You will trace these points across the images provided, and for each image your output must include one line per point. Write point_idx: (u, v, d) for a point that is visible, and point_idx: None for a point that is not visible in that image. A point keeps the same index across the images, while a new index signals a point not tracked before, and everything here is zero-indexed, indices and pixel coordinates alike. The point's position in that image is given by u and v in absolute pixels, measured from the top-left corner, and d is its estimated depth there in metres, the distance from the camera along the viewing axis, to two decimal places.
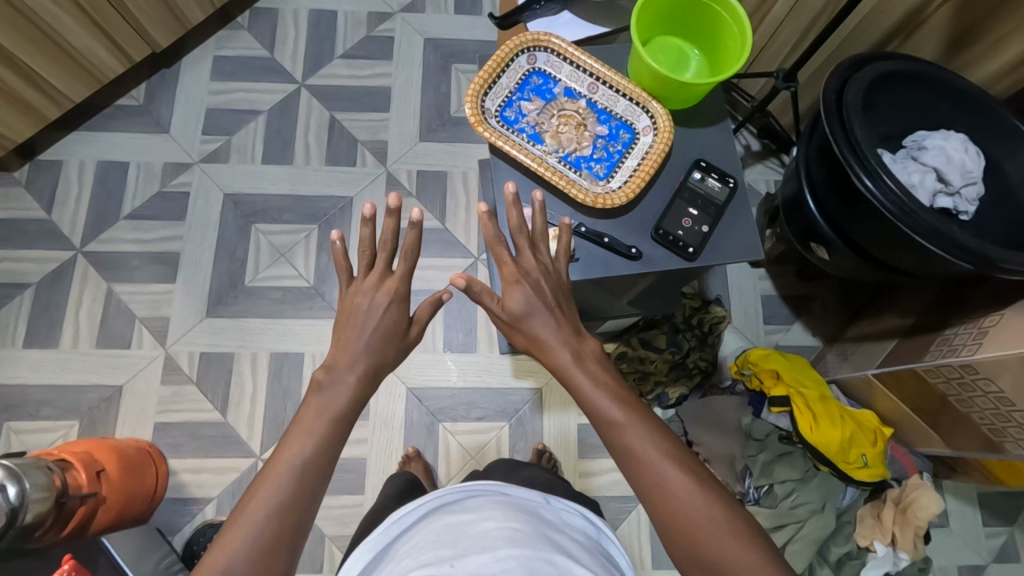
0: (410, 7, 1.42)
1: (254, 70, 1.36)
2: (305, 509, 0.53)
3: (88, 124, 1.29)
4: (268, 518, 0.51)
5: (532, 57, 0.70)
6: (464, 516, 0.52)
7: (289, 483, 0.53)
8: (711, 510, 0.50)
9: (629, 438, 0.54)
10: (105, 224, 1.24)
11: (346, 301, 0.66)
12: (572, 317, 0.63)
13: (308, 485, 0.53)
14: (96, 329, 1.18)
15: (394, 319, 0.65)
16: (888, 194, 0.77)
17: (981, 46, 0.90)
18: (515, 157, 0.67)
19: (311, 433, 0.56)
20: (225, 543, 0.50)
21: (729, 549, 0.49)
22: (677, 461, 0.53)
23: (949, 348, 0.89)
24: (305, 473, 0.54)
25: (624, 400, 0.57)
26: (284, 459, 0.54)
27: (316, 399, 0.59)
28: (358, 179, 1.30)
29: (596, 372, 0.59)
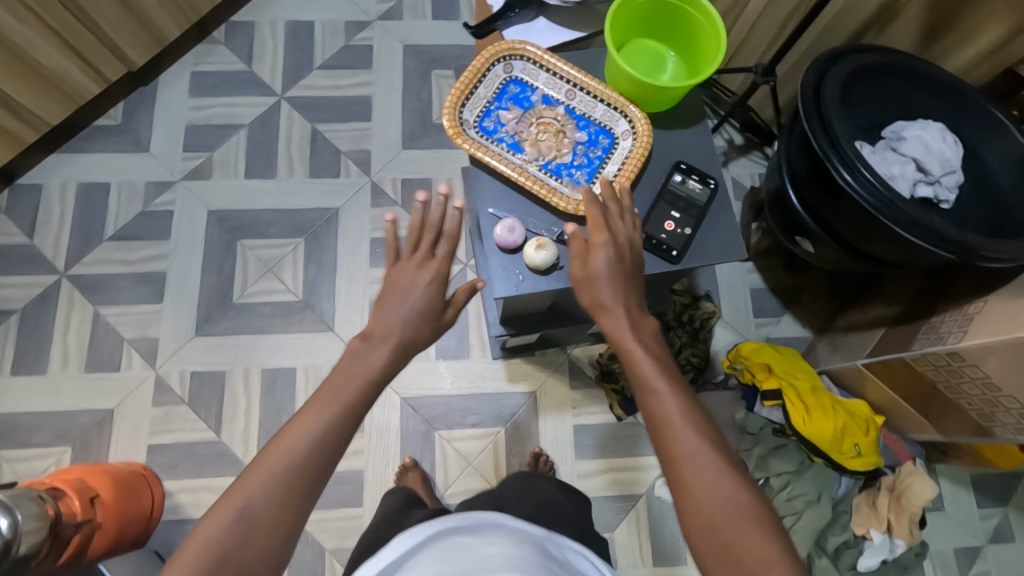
0: (387, 14, 1.41)
1: (233, 84, 1.35)
2: (322, 467, 0.53)
3: (67, 146, 1.28)
4: (285, 472, 0.51)
5: (508, 66, 0.71)
6: (472, 538, 0.52)
7: (311, 441, 0.53)
8: (735, 494, 0.50)
9: (672, 407, 0.53)
10: (89, 246, 1.23)
11: (390, 276, 0.66)
12: (637, 291, 0.61)
13: (331, 442, 0.53)
14: (84, 352, 1.17)
15: (433, 297, 0.65)
16: (867, 186, 0.78)
17: (957, 34, 0.90)
18: (494, 167, 0.67)
19: (338, 395, 0.56)
20: (241, 487, 0.50)
21: (749, 537, 0.48)
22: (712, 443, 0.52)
23: (936, 336, 0.90)
24: (330, 432, 0.54)
25: (673, 374, 0.56)
26: (308, 416, 0.54)
27: (352, 364, 0.59)
28: (343, 190, 1.30)
29: (651, 345, 0.58)
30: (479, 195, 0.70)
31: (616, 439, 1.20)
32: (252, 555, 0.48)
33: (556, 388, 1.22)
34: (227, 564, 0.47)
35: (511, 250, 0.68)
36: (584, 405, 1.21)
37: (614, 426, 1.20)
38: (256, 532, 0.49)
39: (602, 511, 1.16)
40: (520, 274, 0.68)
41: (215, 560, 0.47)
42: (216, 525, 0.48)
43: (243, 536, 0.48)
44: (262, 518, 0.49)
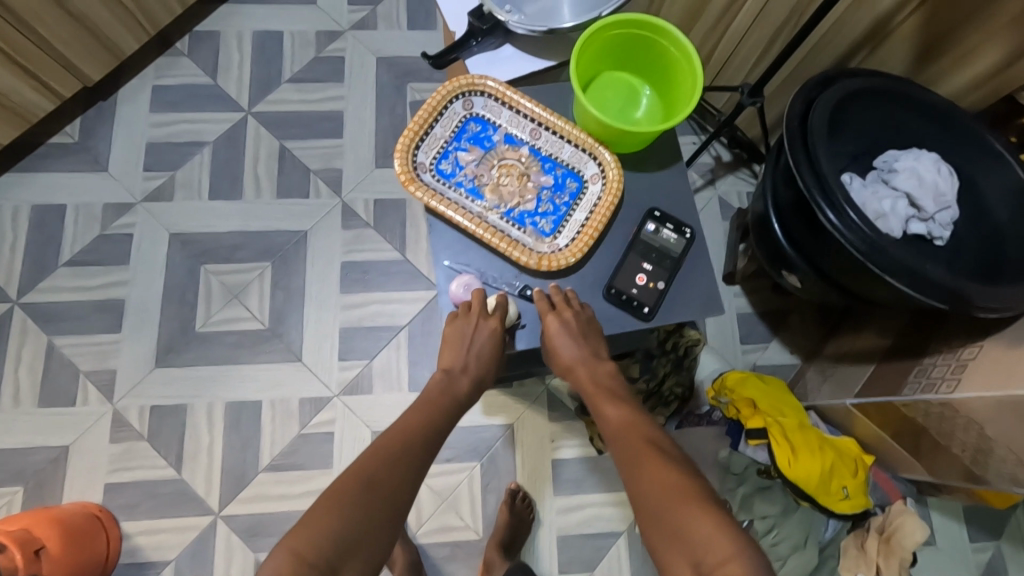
0: (360, 24, 1.35)
1: (196, 99, 1.28)
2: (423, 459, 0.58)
3: (21, 166, 1.22)
4: (399, 453, 0.56)
5: (467, 103, 0.66)
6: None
7: (413, 439, 0.58)
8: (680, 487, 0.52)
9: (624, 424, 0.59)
10: (44, 273, 1.17)
11: (450, 326, 0.65)
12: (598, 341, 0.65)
13: (432, 444, 0.59)
14: (39, 386, 1.12)
15: (495, 346, 0.65)
16: (854, 228, 0.72)
17: (952, 57, 0.85)
18: (452, 220, 0.63)
19: (432, 407, 0.62)
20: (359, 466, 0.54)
21: (687, 513, 0.50)
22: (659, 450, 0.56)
23: (928, 382, 0.85)
24: (430, 435, 0.59)
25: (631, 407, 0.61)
26: (411, 419, 0.60)
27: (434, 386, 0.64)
28: (312, 212, 1.24)
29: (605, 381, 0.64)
30: (437, 242, 0.67)
31: (597, 473, 1.15)
32: (377, 520, 0.51)
33: (535, 420, 1.17)
34: (357, 525, 0.50)
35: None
36: (563, 438, 1.16)
37: (594, 459, 1.16)
38: (377, 498, 0.52)
39: (581, 550, 1.12)
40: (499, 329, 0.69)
41: (344, 517, 0.50)
42: (345, 486, 0.52)
43: (366, 496, 0.52)
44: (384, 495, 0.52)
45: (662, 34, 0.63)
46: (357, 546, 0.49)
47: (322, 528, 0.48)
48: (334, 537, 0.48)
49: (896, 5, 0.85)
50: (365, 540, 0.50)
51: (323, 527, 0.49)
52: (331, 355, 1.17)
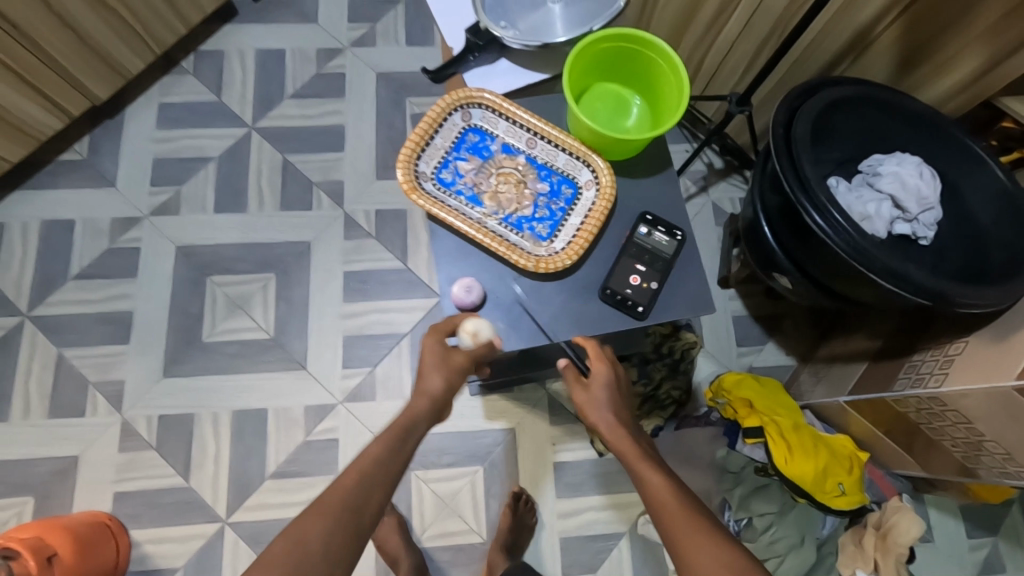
0: (360, 41, 1.38)
1: (201, 115, 1.32)
2: (379, 504, 0.53)
3: (30, 184, 1.25)
4: (342, 510, 0.51)
5: (466, 114, 0.69)
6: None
7: (361, 490, 0.53)
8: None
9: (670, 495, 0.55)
10: (52, 287, 1.20)
11: (430, 339, 0.64)
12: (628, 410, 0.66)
13: (381, 495, 0.53)
14: (47, 398, 1.14)
15: (438, 349, 0.64)
16: (839, 230, 0.75)
17: (930, 66, 0.88)
18: (453, 227, 0.65)
19: (385, 448, 0.56)
20: (307, 520, 0.49)
21: None
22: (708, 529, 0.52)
23: (917, 377, 0.87)
24: (380, 481, 0.54)
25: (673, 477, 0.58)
26: (361, 464, 0.54)
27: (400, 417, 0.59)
28: (315, 223, 1.27)
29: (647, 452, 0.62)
30: (439, 247, 0.70)
31: (597, 476, 1.17)
32: None
33: (535, 424, 1.19)
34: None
35: (470, 309, 0.68)
36: (564, 441, 1.18)
37: (594, 462, 1.18)
38: (325, 561, 0.48)
39: (582, 551, 1.13)
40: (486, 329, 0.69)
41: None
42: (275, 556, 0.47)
43: (298, 568, 0.46)
44: (318, 562, 0.47)
45: (651, 47, 0.66)
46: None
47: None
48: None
49: (876, 16, 0.89)
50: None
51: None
52: (334, 363, 1.19)
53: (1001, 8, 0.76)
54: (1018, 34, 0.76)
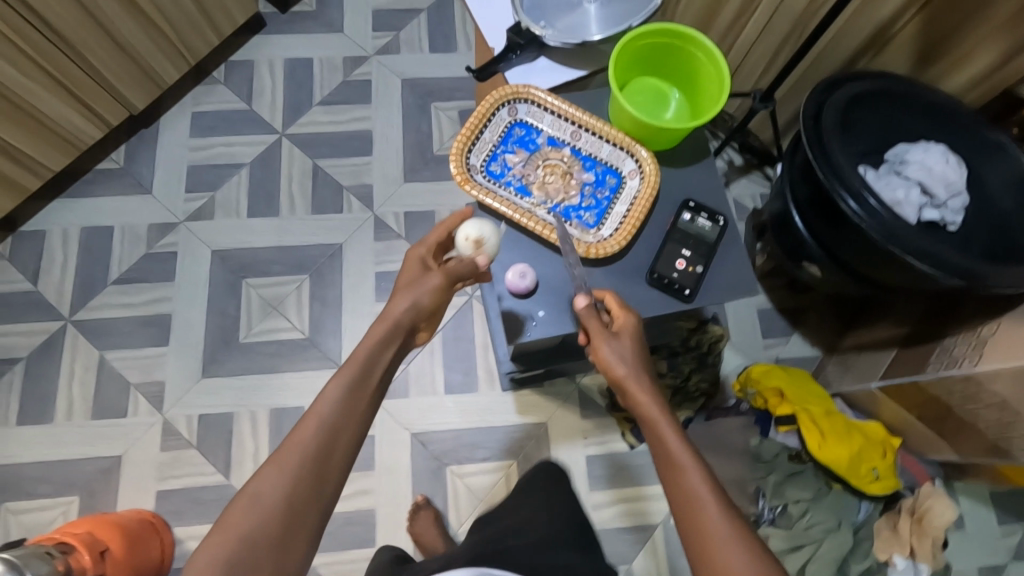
0: (385, 49, 1.42)
1: (233, 123, 1.35)
2: (345, 447, 0.55)
3: (69, 192, 1.28)
4: (297, 462, 0.53)
5: (513, 109, 0.72)
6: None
7: (317, 438, 0.54)
8: (749, 562, 0.49)
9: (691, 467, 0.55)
10: (92, 291, 1.23)
11: (411, 256, 0.68)
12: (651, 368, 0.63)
13: (338, 440, 0.55)
14: (90, 400, 1.16)
15: (413, 271, 0.66)
16: (874, 214, 0.77)
17: (948, 61, 0.91)
18: (504, 215, 0.69)
19: (336, 392, 0.56)
20: (266, 476, 0.52)
21: None
22: (724, 507, 0.52)
23: (950, 360, 0.90)
24: (335, 426, 0.55)
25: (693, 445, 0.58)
26: (318, 409, 0.55)
27: (362, 353, 0.59)
28: (345, 226, 1.30)
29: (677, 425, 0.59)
30: None
31: (629, 468, 1.19)
32: (265, 541, 0.50)
33: (566, 418, 1.21)
34: (261, 548, 0.49)
35: (523, 295, 0.71)
36: (596, 434, 1.20)
37: (626, 455, 1.19)
38: (288, 512, 0.51)
39: (617, 543, 1.15)
40: (538, 314, 0.71)
41: (245, 545, 0.49)
42: (236, 513, 0.50)
43: (257, 521, 0.50)
44: (279, 511, 0.51)
45: (690, 41, 0.70)
46: (270, 560, 0.50)
47: (218, 560, 0.48)
48: (236, 565, 0.48)
49: (897, 11, 0.92)
50: (277, 554, 0.50)
51: (223, 556, 0.48)
52: None
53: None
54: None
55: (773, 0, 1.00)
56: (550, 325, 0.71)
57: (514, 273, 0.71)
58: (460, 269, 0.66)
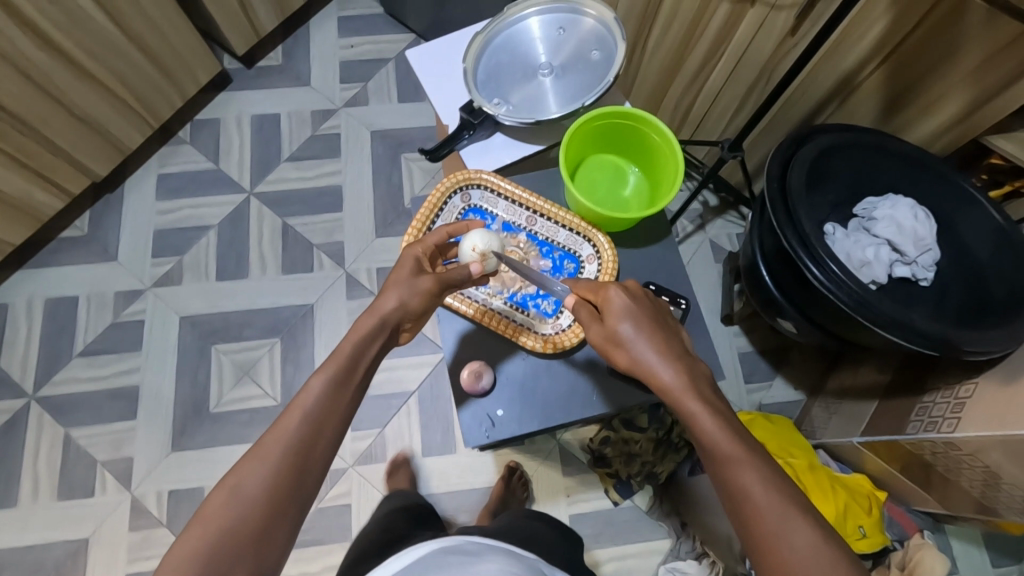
0: (353, 101, 1.41)
1: (200, 184, 1.33)
2: (329, 439, 0.53)
3: (33, 262, 1.26)
4: (277, 451, 0.50)
5: (466, 196, 0.76)
6: (466, 559, 0.50)
7: (302, 426, 0.52)
8: (810, 535, 0.47)
9: (725, 442, 0.52)
10: (57, 366, 1.20)
11: (408, 253, 0.67)
12: (673, 344, 0.60)
13: (321, 429, 0.52)
14: (56, 479, 1.13)
15: (411, 266, 0.65)
16: (837, 281, 0.76)
17: (917, 107, 0.88)
18: (450, 306, 0.76)
19: (321, 381, 0.54)
20: (245, 467, 0.49)
21: None
22: (768, 478, 0.50)
23: (929, 420, 0.87)
24: (319, 416, 0.53)
25: (725, 417, 0.55)
26: (303, 398, 0.53)
27: (347, 347, 0.58)
28: (317, 285, 1.27)
29: (708, 395, 0.57)
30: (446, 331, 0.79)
31: (614, 526, 1.15)
32: (243, 535, 0.46)
33: (548, 475, 1.18)
34: (240, 539, 0.46)
35: (480, 394, 0.77)
36: (579, 492, 1.17)
37: (611, 511, 1.16)
38: (269, 502, 0.48)
39: None
40: (497, 412, 0.77)
41: (223, 537, 0.46)
42: (216, 507, 0.47)
43: (238, 512, 0.47)
44: (259, 503, 0.47)
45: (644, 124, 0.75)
46: (250, 553, 0.46)
47: (192, 555, 0.44)
48: (213, 559, 0.45)
49: (858, 63, 0.90)
50: (258, 545, 0.47)
51: (198, 549, 0.45)
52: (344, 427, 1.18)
53: (989, 46, 0.75)
54: (1013, 68, 0.74)
55: (735, 51, 0.98)
56: (510, 423, 0.76)
57: (472, 368, 0.76)
58: (456, 277, 0.66)
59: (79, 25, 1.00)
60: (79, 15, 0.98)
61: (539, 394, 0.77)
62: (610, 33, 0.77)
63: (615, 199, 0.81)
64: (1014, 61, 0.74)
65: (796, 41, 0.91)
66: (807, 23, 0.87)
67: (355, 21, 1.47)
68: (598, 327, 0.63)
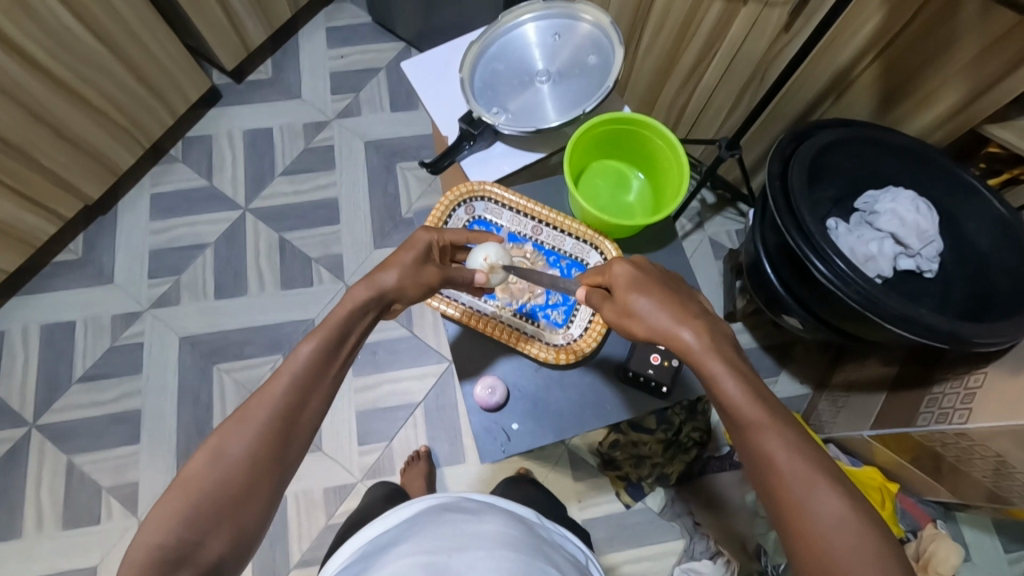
0: (345, 112, 1.40)
1: (194, 202, 1.32)
2: (314, 408, 0.51)
3: (28, 288, 1.24)
4: (264, 417, 0.48)
5: (470, 208, 0.77)
6: (464, 514, 0.51)
7: (289, 395, 0.50)
8: (839, 505, 0.43)
9: (747, 405, 0.48)
10: (57, 392, 1.18)
11: (422, 236, 0.67)
12: (689, 307, 0.57)
13: (309, 399, 0.51)
14: (60, 508, 1.12)
15: (423, 251, 0.65)
16: (843, 277, 0.76)
17: (914, 100, 0.88)
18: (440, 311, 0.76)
19: (311, 349, 0.52)
20: (229, 430, 0.47)
21: (860, 556, 0.41)
22: (794, 443, 0.46)
23: (940, 412, 0.87)
24: (307, 386, 0.51)
25: (748, 378, 0.51)
26: (291, 364, 0.51)
27: (338, 316, 0.56)
28: (316, 299, 1.26)
29: (731, 358, 0.52)
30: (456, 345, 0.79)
31: (627, 529, 1.14)
32: (223, 498, 0.45)
33: (559, 480, 1.18)
34: (222, 502, 0.45)
35: (494, 409, 0.76)
36: (590, 496, 1.16)
37: (623, 514, 1.15)
38: (252, 467, 0.47)
39: None
40: (512, 426, 0.76)
41: (203, 499, 0.44)
42: (196, 468, 0.46)
43: (220, 475, 0.45)
44: (241, 468, 0.46)
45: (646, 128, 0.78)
46: (230, 517, 0.45)
47: (171, 517, 0.43)
48: (192, 520, 0.44)
49: (853, 58, 0.89)
50: (237, 510, 0.45)
51: (178, 511, 0.44)
52: (350, 441, 1.18)
53: (984, 38, 0.75)
54: (1009, 58, 0.74)
55: (729, 50, 0.98)
56: (526, 436, 0.76)
57: (484, 382, 0.76)
58: (461, 277, 0.67)
59: (65, 46, 0.98)
60: (65, 36, 0.97)
61: (553, 405, 0.77)
62: (606, 36, 0.77)
63: (619, 204, 0.83)
64: (1010, 50, 0.73)
65: (790, 38, 0.90)
66: (801, 19, 0.86)
67: (344, 31, 1.46)
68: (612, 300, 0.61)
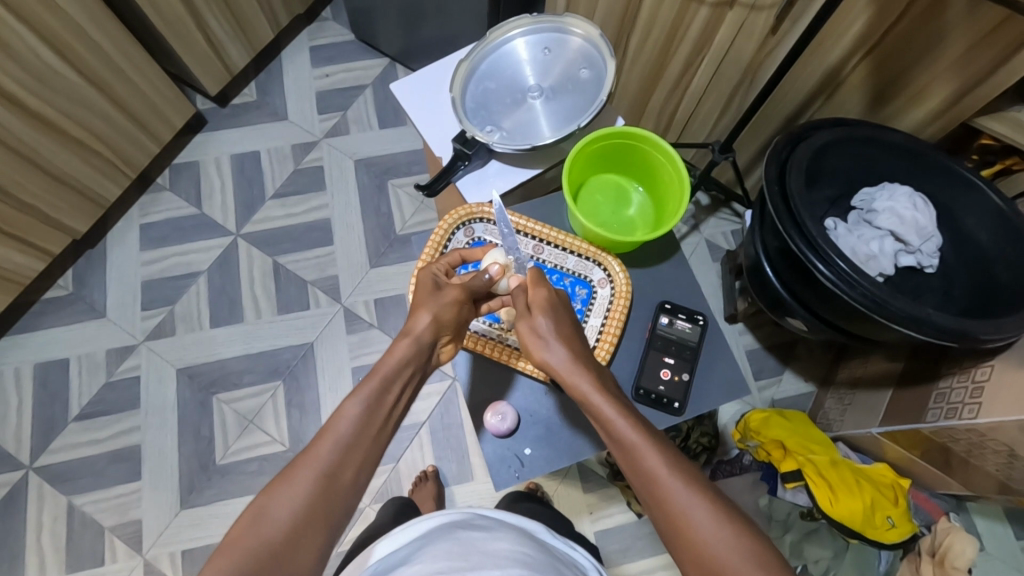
0: (333, 131, 1.38)
1: (184, 230, 1.30)
2: (357, 466, 0.51)
3: (19, 328, 1.22)
4: (312, 477, 0.49)
5: (469, 230, 0.78)
6: (477, 532, 0.50)
7: (334, 456, 0.50)
8: (708, 508, 0.48)
9: (630, 431, 0.53)
10: (53, 433, 1.16)
11: (426, 274, 0.67)
12: (584, 350, 0.64)
13: (355, 457, 0.51)
14: (63, 552, 1.09)
15: (429, 280, 0.66)
16: (847, 279, 0.75)
17: (904, 97, 0.88)
18: None
19: (357, 406, 0.54)
20: (275, 492, 0.47)
21: (727, 551, 0.45)
22: (672, 460, 0.51)
23: (949, 407, 0.87)
24: (353, 446, 0.52)
25: (626, 406, 0.57)
26: (340, 424, 0.52)
27: (382, 370, 0.57)
28: (314, 323, 1.24)
29: (618, 396, 0.59)
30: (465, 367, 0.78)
31: (642, 538, 1.13)
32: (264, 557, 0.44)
33: (569, 494, 1.17)
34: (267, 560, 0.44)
35: (505, 434, 0.76)
36: (601, 508, 1.15)
37: (636, 524, 1.14)
38: (297, 528, 0.46)
39: None
40: (525, 451, 0.76)
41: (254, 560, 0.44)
42: (244, 529, 0.45)
43: (262, 535, 0.45)
44: (284, 531, 0.46)
45: (645, 142, 0.78)
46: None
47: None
48: None
49: (842, 58, 0.89)
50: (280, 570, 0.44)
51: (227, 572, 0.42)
52: None
53: (973, 35, 0.75)
54: (997, 53, 0.74)
55: (716, 54, 0.98)
56: (540, 462, 0.76)
57: (495, 408, 0.76)
58: (477, 285, 0.66)
59: (46, 82, 0.96)
60: (45, 72, 0.95)
61: (567, 427, 0.77)
62: (597, 49, 0.77)
63: (620, 219, 0.84)
64: (999, 44, 0.73)
65: (779, 39, 0.90)
66: (788, 21, 0.86)
67: (328, 50, 1.45)
68: (527, 320, 0.64)
